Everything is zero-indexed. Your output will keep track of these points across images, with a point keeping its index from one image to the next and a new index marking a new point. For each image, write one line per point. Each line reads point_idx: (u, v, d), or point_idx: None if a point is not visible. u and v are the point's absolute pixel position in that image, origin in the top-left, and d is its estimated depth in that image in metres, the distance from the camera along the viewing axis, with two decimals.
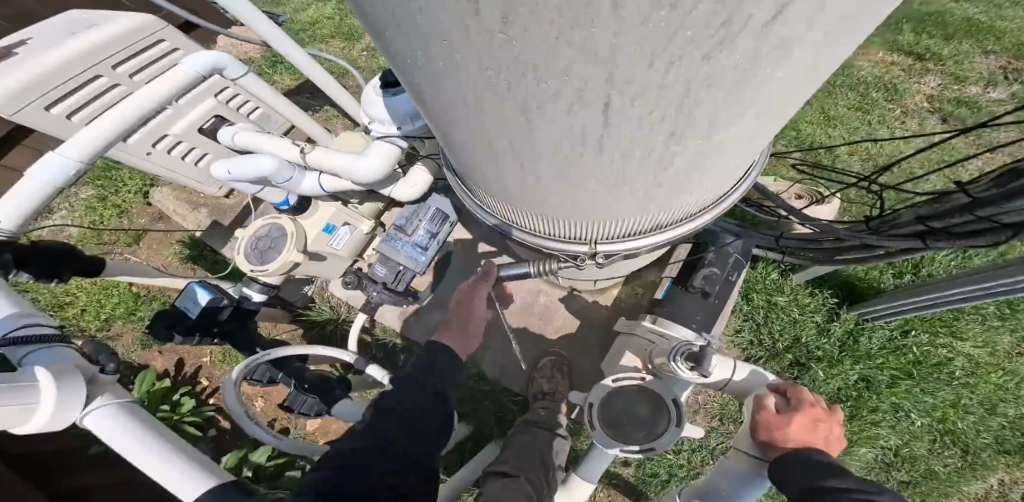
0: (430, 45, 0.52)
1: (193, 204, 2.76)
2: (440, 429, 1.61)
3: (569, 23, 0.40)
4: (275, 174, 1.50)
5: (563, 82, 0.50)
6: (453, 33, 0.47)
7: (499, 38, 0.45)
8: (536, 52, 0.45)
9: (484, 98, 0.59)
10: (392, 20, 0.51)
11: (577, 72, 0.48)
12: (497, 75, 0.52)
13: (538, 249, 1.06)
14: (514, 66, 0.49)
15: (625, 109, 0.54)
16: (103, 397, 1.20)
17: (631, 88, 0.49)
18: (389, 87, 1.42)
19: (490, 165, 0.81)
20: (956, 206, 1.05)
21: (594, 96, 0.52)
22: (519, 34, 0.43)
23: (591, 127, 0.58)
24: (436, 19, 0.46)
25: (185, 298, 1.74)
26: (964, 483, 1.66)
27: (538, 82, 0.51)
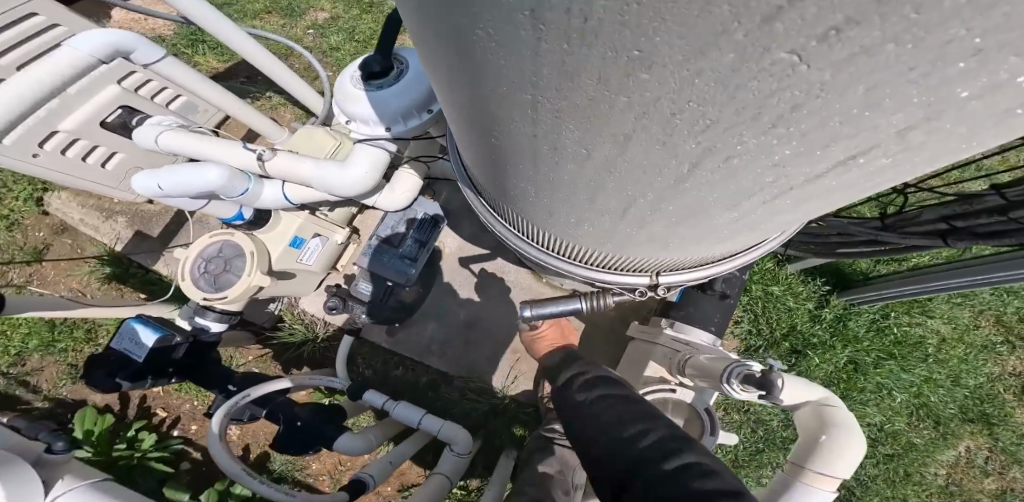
0: (583, 74, 0.39)
1: (106, 211, 2.32)
2: (456, 455, 1.57)
3: (957, 52, 0.27)
4: (224, 188, 1.20)
5: (818, 132, 0.37)
6: (654, 61, 0.34)
7: (763, 79, 0.33)
8: (815, 97, 0.33)
9: (631, 139, 0.45)
10: (532, 35, 0.37)
11: (854, 124, 0.35)
12: (691, 120, 0.39)
13: (587, 280, 0.97)
14: (740, 111, 0.37)
15: (869, 164, 0.42)
16: (64, 480, 0.99)
17: (914, 142, 0.37)
18: (372, 77, 1.17)
19: (567, 201, 0.68)
20: (987, 208, 1.05)
21: (831, 139, 0.38)
22: (798, 65, 0.30)
23: (773, 186, 0.48)
24: (647, 37, 0.32)
25: (122, 338, 1.46)
26: (940, 455, 1.89)
27: (757, 133, 0.39)
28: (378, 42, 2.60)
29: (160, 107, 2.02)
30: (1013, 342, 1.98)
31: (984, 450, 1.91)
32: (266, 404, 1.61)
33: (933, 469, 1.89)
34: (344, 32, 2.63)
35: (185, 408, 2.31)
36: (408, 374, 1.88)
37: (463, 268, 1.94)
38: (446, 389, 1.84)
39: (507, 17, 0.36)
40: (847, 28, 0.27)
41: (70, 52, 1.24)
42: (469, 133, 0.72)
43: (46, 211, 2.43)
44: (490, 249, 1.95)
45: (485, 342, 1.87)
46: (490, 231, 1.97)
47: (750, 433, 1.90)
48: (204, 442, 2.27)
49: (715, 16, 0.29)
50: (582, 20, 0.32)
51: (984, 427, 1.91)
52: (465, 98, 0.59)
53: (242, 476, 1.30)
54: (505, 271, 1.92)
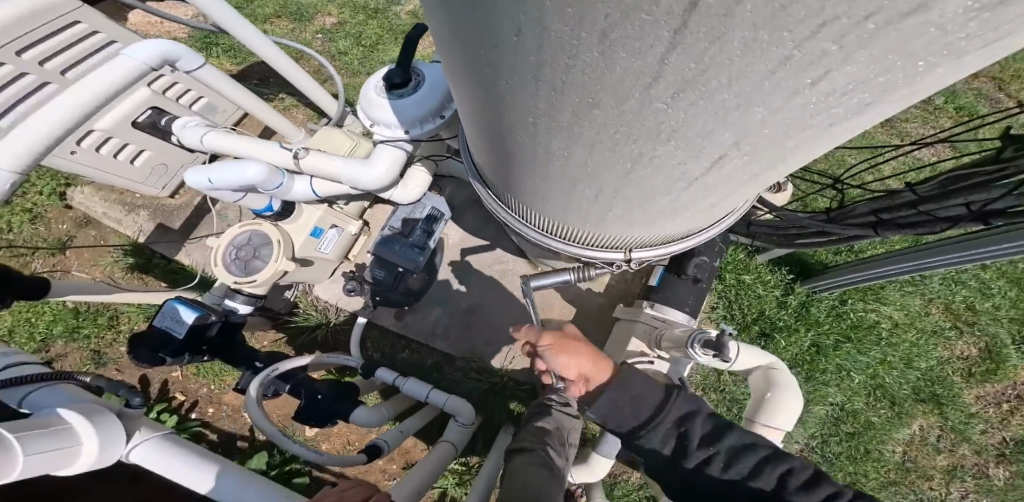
0: (565, 105, 0.57)
1: (129, 206, 2.48)
2: (460, 424, 1.76)
3: (776, 102, 0.47)
4: (263, 183, 1.38)
5: (690, 144, 0.57)
6: (604, 102, 0.53)
7: (653, 113, 0.52)
8: (681, 124, 0.53)
9: (600, 147, 0.64)
10: (532, 80, 0.56)
11: (708, 140, 0.55)
12: (623, 134, 0.59)
13: (573, 255, 1.15)
14: (648, 131, 0.56)
15: (731, 163, 0.62)
16: (140, 432, 1.16)
17: (749, 148, 0.57)
18: (394, 88, 1.36)
19: (557, 192, 0.88)
20: (903, 202, 1.25)
21: (728, 147, 0.57)
22: (687, 109, 0.50)
23: (681, 180, 0.69)
24: (595, 89, 0.51)
25: (165, 317, 1.63)
26: (894, 429, 2.11)
27: (659, 144, 0.59)
28: (384, 47, 2.78)
29: (185, 108, 2.18)
30: (960, 326, 2.21)
31: (937, 428, 2.13)
32: (288, 380, 1.78)
33: (888, 442, 2.11)
34: (351, 38, 2.81)
35: (202, 392, 2.47)
36: (414, 356, 2.06)
37: (464, 258, 2.13)
38: (449, 369, 2.03)
39: (517, 70, 0.55)
40: (686, 91, 0.46)
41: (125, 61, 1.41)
42: (481, 137, 0.91)
43: (69, 205, 2.58)
44: (489, 240, 2.14)
45: (485, 325, 2.06)
46: (490, 224, 2.16)
47: (725, 410, 2.10)
48: (221, 423, 2.43)
49: (618, 80, 0.48)
50: (562, 77, 0.52)
51: (934, 406, 2.13)
52: (481, 108, 0.78)
53: (276, 436, 1.47)
54: (503, 261, 2.11)
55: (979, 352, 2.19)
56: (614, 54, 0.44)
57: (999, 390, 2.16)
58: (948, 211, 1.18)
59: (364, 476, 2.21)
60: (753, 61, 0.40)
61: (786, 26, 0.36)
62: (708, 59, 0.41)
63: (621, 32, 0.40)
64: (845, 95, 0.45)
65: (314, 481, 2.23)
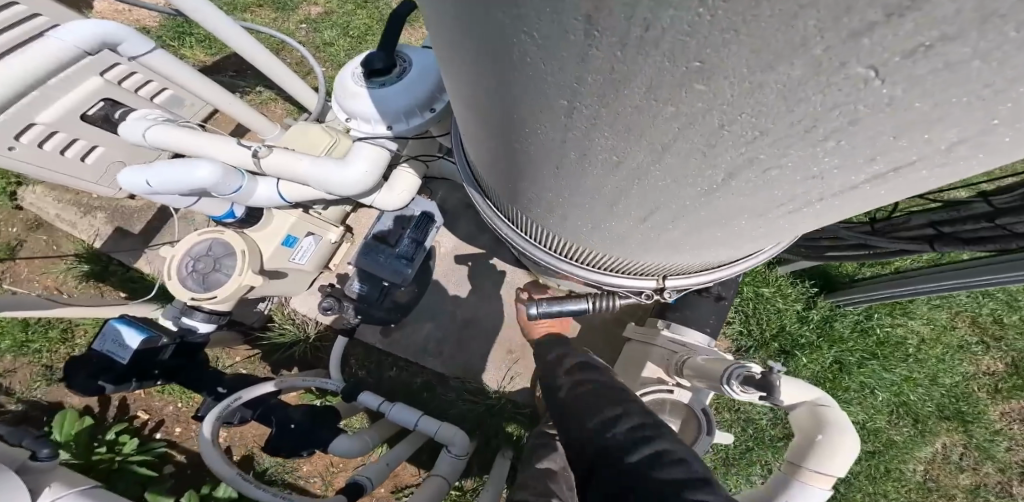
0: (632, 84, 0.38)
1: (85, 206, 2.24)
2: (452, 456, 1.56)
3: (1007, 76, 0.27)
4: (216, 186, 1.17)
5: (862, 145, 0.38)
6: (714, 78, 0.34)
7: (826, 94, 0.32)
8: (868, 112, 0.33)
9: (664, 147, 0.45)
10: (579, 42, 0.36)
11: (899, 140, 0.36)
12: (739, 131, 0.40)
13: (591, 281, 0.97)
14: (792, 126, 0.37)
15: (908, 175, 0.42)
16: (50, 488, 0.99)
17: (959, 153, 0.37)
18: (375, 75, 1.15)
19: (582, 203, 0.68)
20: (975, 213, 1.08)
21: (867, 153, 0.38)
22: (843, 85, 0.30)
23: (804, 197, 0.50)
24: (697, 51, 0.32)
25: (105, 340, 1.41)
26: (919, 452, 1.96)
27: (802, 146, 0.39)
28: (374, 38, 2.56)
29: (144, 100, 1.95)
30: (988, 341, 2.06)
31: (961, 448, 1.98)
32: (258, 406, 1.58)
33: (912, 465, 1.96)
34: (338, 28, 2.58)
35: (167, 410, 2.25)
36: (401, 375, 1.87)
37: (458, 267, 1.93)
38: (442, 390, 1.83)
39: (558, 23, 0.35)
40: (863, 47, 0.27)
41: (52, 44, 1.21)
42: (486, 134, 0.72)
43: (18, 205, 2.33)
44: (486, 248, 1.94)
45: (480, 343, 1.86)
46: (487, 231, 1.96)
47: (740, 433, 1.94)
48: (190, 443, 2.21)
49: (789, 34, 0.28)
50: (636, 31, 0.32)
51: (959, 424, 1.99)
52: (489, 98, 0.59)
53: (238, 481, 1.27)
54: (500, 272, 1.92)
55: (1005, 368, 2.05)
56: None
57: None
58: None
59: None
60: None
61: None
62: None
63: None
64: None
65: None
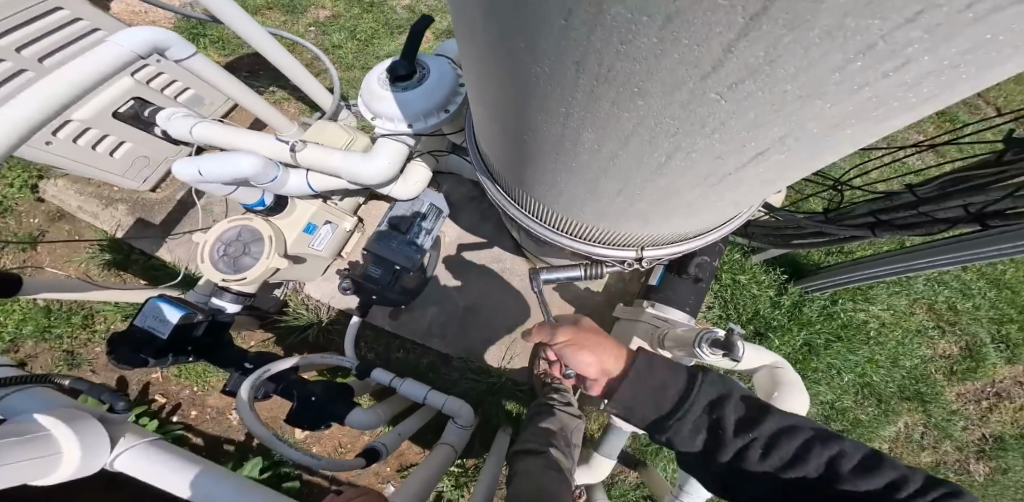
0: (605, 98, 0.55)
1: (107, 200, 2.38)
2: (459, 424, 1.72)
3: (834, 95, 0.45)
4: (258, 176, 1.32)
5: (735, 138, 0.55)
6: (648, 93, 0.51)
7: (705, 105, 0.50)
8: (731, 116, 0.51)
9: (635, 141, 0.62)
10: (572, 71, 0.53)
11: (757, 136, 0.54)
12: (664, 128, 0.57)
13: (586, 253, 1.14)
14: (691, 125, 0.54)
15: (805, 157, 0.60)
16: (126, 438, 1.14)
17: (794, 144, 0.55)
18: (398, 80, 1.32)
19: (576, 186, 0.86)
20: (904, 202, 1.25)
21: (772, 144, 0.56)
22: (738, 102, 0.48)
23: (716, 175, 0.67)
24: (649, 81, 0.49)
25: (145, 316, 1.55)
26: (881, 427, 2.15)
27: (702, 137, 0.56)
28: (380, 41, 2.72)
29: (169, 99, 2.10)
30: (943, 326, 2.27)
31: (919, 425, 2.18)
32: (280, 381, 1.73)
33: (875, 440, 2.15)
34: (345, 31, 2.74)
35: (184, 394, 2.38)
36: (409, 356, 2.03)
37: (461, 256, 2.10)
38: (446, 369, 2.00)
39: (558, 60, 0.52)
40: (744, 81, 0.44)
41: (112, 47, 1.33)
42: (498, 131, 0.88)
43: (41, 199, 2.45)
44: (487, 239, 2.12)
45: (482, 325, 2.03)
46: (487, 222, 2.14)
47: None
48: (204, 426, 2.34)
49: (674, 69, 0.46)
50: (609, 66, 0.49)
51: (919, 404, 2.19)
52: (504, 102, 0.75)
53: (270, 440, 1.42)
54: (500, 259, 2.09)
55: (960, 351, 2.26)
56: (678, 39, 0.42)
57: (979, 388, 2.23)
58: (947, 213, 1.18)
59: (357, 480, 2.16)
60: (855, 52, 0.38)
61: (877, 13, 0.33)
62: (784, 44, 0.38)
63: (692, 16, 0.38)
64: (906, 93, 0.44)
65: (304, 486, 2.17)
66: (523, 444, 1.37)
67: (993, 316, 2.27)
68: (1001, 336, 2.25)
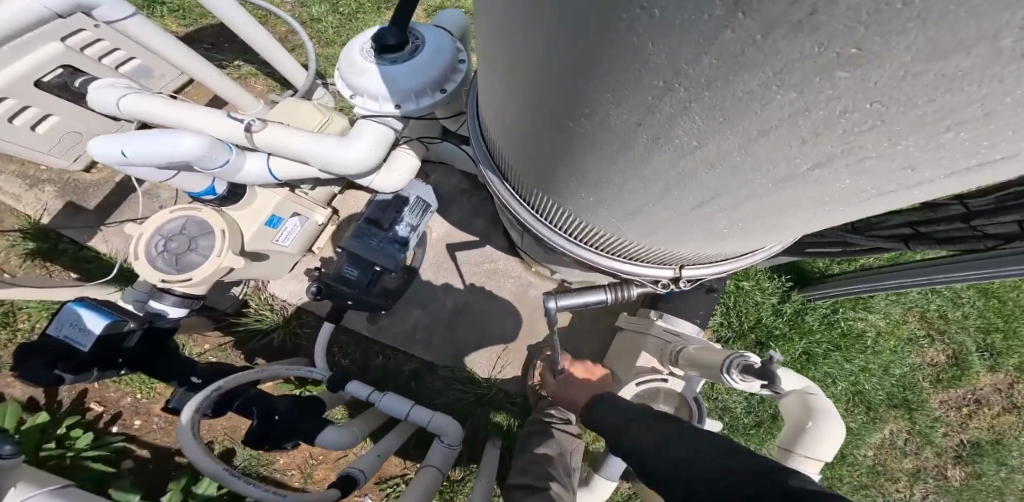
0: (739, 76, 0.38)
1: (32, 178, 2.05)
2: (446, 445, 1.54)
3: None
4: (204, 159, 1.08)
5: (935, 145, 0.37)
6: (828, 77, 0.33)
7: (932, 104, 0.32)
8: (955, 111, 0.32)
9: (740, 138, 0.45)
10: (696, 18, 0.35)
11: (984, 151, 0.36)
12: (831, 125, 0.38)
13: (608, 269, 0.97)
14: (878, 128, 0.36)
15: (978, 179, 0.44)
16: (16, 489, 0.95)
17: (1005, 161, 0.37)
18: (385, 50, 1.11)
19: (623, 191, 0.69)
20: (950, 215, 1.14)
21: (964, 159, 0.38)
22: (983, 90, 0.30)
23: (850, 195, 0.49)
24: (829, 47, 0.31)
25: (61, 324, 1.30)
26: (868, 436, 2.11)
27: (875, 141, 0.38)
28: (365, 17, 2.44)
29: (110, 71, 1.78)
30: (933, 334, 2.24)
31: (904, 433, 2.15)
32: (237, 397, 1.49)
33: (862, 449, 2.12)
34: (326, 2, 2.45)
35: (126, 402, 2.10)
36: (389, 364, 1.82)
37: (450, 255, 1.91)
38: (429, 380, 1.81)
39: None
40: None
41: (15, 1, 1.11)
42: (528, 113, 0.70)
43: None
44: (478, 236, 1.93)
45: (472, 332, 1.84)
46: (479, 218, 1.95)
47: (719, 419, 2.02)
48: (151, 436, 2.08)
49: (924, 26, 0.27)
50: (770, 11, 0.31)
51: (904, 412, 2.15)
52: (548, 77, 0.58)
53: (226, 478, 1.20)
54: (493, 261, 1.91)
55: (947, 359, 2.22)
56: None
57: (960, 395, 2.20)
58: (998, 228, 1.11)
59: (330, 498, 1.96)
60: None
61: None
62: None
63: None
64: None
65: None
66: (523, 475, 1.20)
67: (981, 326, 2.24)
68: (987, 345, 2.22)
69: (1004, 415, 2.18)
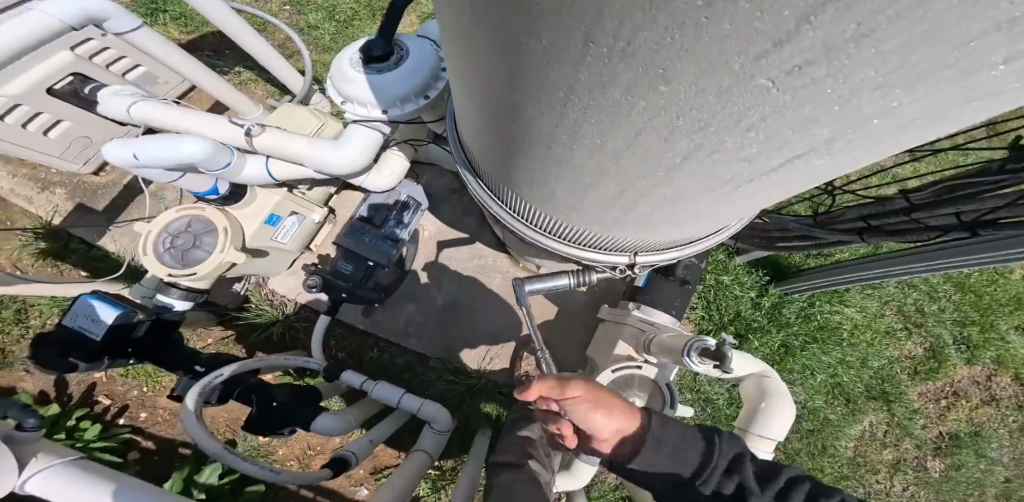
0: (615, 83, 0.47)
1: (44, 182, 2.15)
2: (436, 430, 1.63)
3: (903, 98, 0.37)
4: (207, 161, 1.18)
5: (786, 138, 0.46)
6: (676, 81, 0.43)
7: (748, 94, 0.41)
8: (781, 110, 0.41)
9: (639, 136, 0.54)
10: (577, 47, 0.44)
11: (814, 138, 0.45)
12: (698, 123, 0.48)
13: (574, 259, 1.07)
14: (731, 120, 0.45)
15: (849, 165, 0.53)
16: (38, 458, 1.05)
17: (840, 148, 0.46)
18: (374, 61, 1.21)
19: (569, 187, 0.78)
20: (896, 209, 1.23)
21: (824, 149, 0.47)
22: (787, 94, 0.39)
23: (754, 180, 0.58)
24: (670, 63, 0.41)
25: (75, 315, 1.38)
26: (847, 428, 2.19)
27: (737, 135, 0.47)
28: (361, 24, 2.54)
29: (118, 78, 1.89)
30: (910, 328, 2.31)
31: (884, 424, 2.22)
32: (237, 385, 1.59)
33: (842, 440, 2.19)
34: (323, 11, 2.55)
35: (132, 395, 2.20)
36: (383, 356, 1.91)
37: (441, 252, 2.00)
38: (421, 371, 1.90)
39: (562, 32, 0.43)
40: (811, 64, 0.35)
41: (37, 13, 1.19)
42: (484, 119, 0.80)
43: None
44: (468, 233, 2.02)
45: (462, 325, 1.93)
46: (469, 217, 2.04)
47: (701, 409, 2.11)
48: (157, 428, 2.17)
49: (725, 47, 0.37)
50: (624, 38, 0.40)
51: (883, 403, 2.22)
52: (492, 89, 0.67)
53: (225, 455, 1.29)
54: (482, 256, 2.00)
55: (923, 352, 2.30)
56: (732, 6, 0.33)
57: (940, 387, 2.28)
58: (937, 219, 1.16)
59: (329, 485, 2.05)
60: (956, 44, 0.30)
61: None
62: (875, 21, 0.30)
63: None
64: (993, 100, 0.37)
65: (268, 492, 2.04)
66: (504, 453, 1.28)
67: (957, 318, 2.32)
68: (963, 338, 2.30)
69: (982, 406, 2.26)
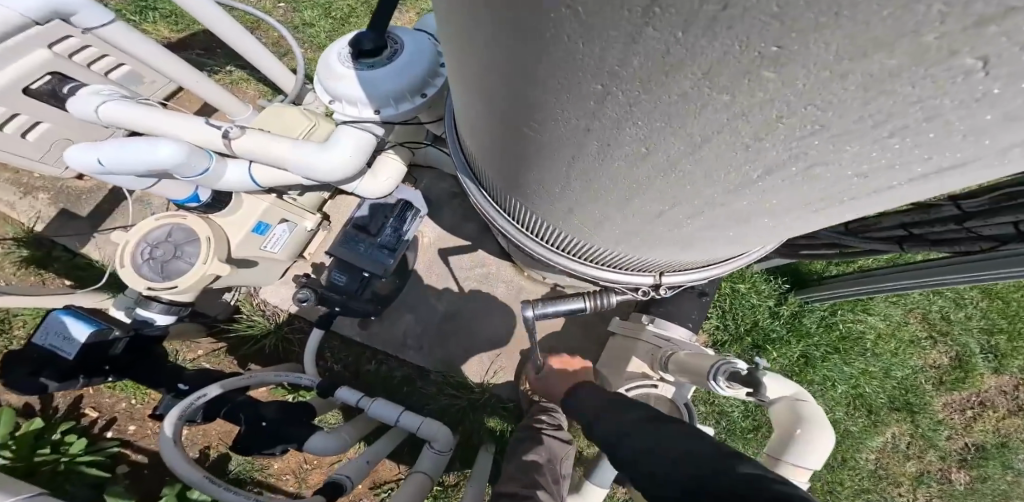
0: (668, 72, 0.36)
1: (26, 186, 2.05)
2: (437, 451, 1.52)
3: None
4: (182, 167, 1.08)
5: (893, 145, 0.35)
6: (759, 67, 0.31)
7: (869, 86, 0.29)
8: (909, 109, 0.30)
9: (691, 140, 0.43)
10: (625, 23, 0.33)
11: (943, 145, 0.34)
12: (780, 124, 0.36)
13: (589, 276, 0.96)
14: (826, 121, 0.34)
15: (951, 181, 0.42)
16: None
17: (961, 160, 0.35)
18: (365, 55, 1.10)
19: (588, 199, 0.67)
20: (944, 217, 1.12)
21: (936, 159, 0.36)
22: (931, 85, 0.28)
23: (827, 198, 0.47)
24: (759, 42, 0.29)
25: (46, 332, 1.28)
26: (868, 440, 2.08)
27: (829, 141, 0.36)
28: (357, 20, 2.44)
29: (100, 77, 1.78)
30: (936, 336, 2.19)
31: (907, 437, 2.11)
32: (223, 404, 1.49)
33: (863, 453, 2.08)
34: (318, 7, 2.44)
35: (119, 407, 2.10)
36: (381, 369, 1.81)
37: (442, 259, 1.89)
38: (421, 385, 1.79)
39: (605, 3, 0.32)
40: (988, 39, 0.24)
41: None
42: (491, 121, 0.69)
43: None
44: (470, 240, 1.91)
45: (464, 337, 1.82)
46: (471, 223, 1.93)
47: (716, 423, 2.00)
48: (145, 442, 2.07)
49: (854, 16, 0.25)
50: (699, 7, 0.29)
51: (907, 415, 2.11)
52: (502, 83, 0.56)
53: (205, 485, 1.19)
54: (485, 264, 1.89)
55: (949, 361, 2.18)
56: None
57: (966, 397, 2.16)
58: (992, 228, 1.10)
59: None
60: None
61: None
62: None
63: None
64: None
65: None
66: (509, 483, 1.18)
67: (985, 327, 2.19)
68: (991, 346, 2.18)
69: (1010, 417, 2.13)
